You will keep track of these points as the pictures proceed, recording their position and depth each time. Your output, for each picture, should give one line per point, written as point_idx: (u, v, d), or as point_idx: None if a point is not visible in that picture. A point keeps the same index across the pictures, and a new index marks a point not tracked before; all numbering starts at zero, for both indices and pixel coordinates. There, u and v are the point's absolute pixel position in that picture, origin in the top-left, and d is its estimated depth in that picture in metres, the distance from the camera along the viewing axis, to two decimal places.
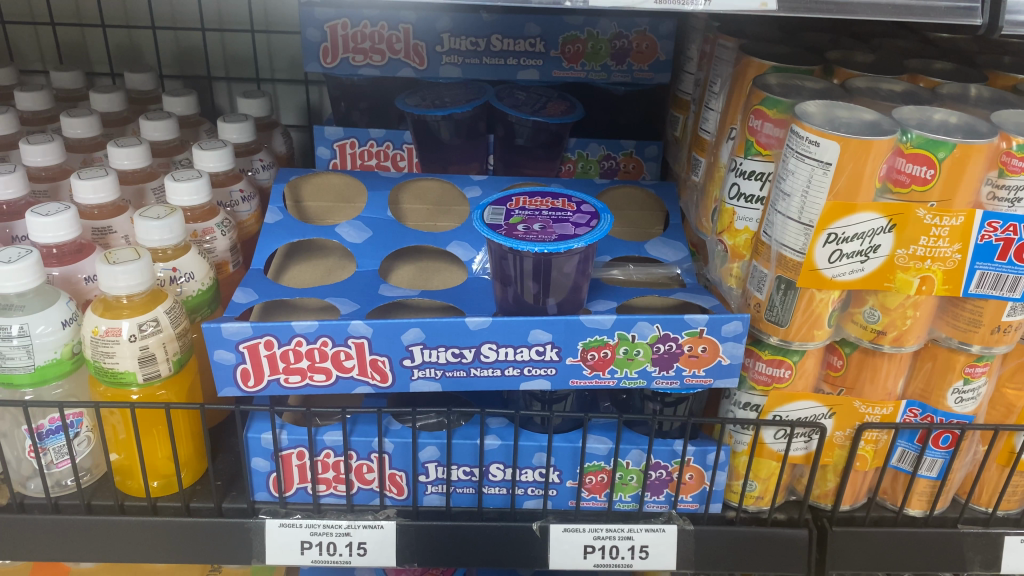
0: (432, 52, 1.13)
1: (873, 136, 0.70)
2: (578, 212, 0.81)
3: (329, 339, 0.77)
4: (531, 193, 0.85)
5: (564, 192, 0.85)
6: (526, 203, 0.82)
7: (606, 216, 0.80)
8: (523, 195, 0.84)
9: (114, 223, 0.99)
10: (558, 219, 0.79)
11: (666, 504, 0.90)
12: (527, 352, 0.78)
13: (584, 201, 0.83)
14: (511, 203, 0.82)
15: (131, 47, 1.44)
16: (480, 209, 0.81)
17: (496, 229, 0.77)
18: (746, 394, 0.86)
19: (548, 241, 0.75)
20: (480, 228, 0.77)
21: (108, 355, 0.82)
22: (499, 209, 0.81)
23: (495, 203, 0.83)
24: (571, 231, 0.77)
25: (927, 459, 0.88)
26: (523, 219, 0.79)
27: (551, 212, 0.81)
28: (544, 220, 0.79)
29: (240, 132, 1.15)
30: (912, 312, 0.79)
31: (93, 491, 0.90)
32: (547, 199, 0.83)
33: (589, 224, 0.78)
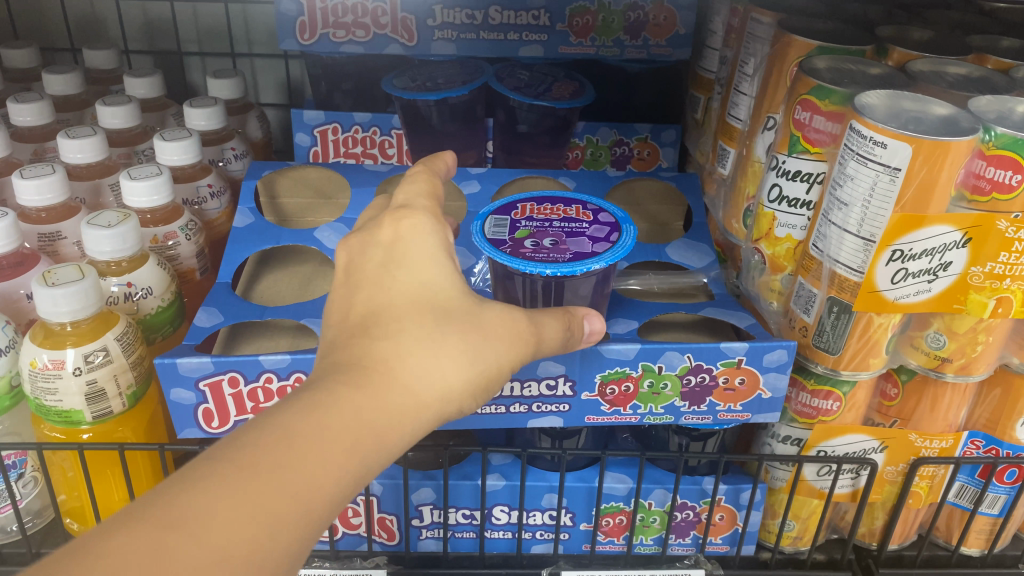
0: (423, 26, 1.00)
1: (951, 136, 0.58)
2: (595, 223, 0.69)
3: (304, 374, 0.66)
4: (541, 199, 0.73)
5: (579, 198, 0.73)
6: (534, 211, 0.71)
7: (629, 229, 0.68)
8: (532, 201, 0.73)
9: (63, 227, 0.87)
10: (572, 232, 0.68)
11: (692, 546, 0.80)
12: (537, 386, 0.67)
13: (602, 208, 0.72)
14: (517, 211, 0.71)
15: (94, 19, 1.30)
16: (481, 219, 0.69)
17: (499, 245, 0.65)
18: (786, 426, 0.76)
19: (562, 261, 0.63)
20: (480, 243, 0.65)
21: (50, 391, 0.70)
22: (502, 220, 0.70)
23: (497, 211, 0.71)
24: (588, 248, 0.65)
25: (989, 494, 0.78)
26: (531, 233, 0.67)
27: (564, 224, 0.69)
28: (555, 233, 0.67)
29: (209, 118, 1.02)
30: (983, 337, 0.67)
31: (42, 537, 0.79)
32: (559, 208, 0.72)
33: (609, 239, 0.67)
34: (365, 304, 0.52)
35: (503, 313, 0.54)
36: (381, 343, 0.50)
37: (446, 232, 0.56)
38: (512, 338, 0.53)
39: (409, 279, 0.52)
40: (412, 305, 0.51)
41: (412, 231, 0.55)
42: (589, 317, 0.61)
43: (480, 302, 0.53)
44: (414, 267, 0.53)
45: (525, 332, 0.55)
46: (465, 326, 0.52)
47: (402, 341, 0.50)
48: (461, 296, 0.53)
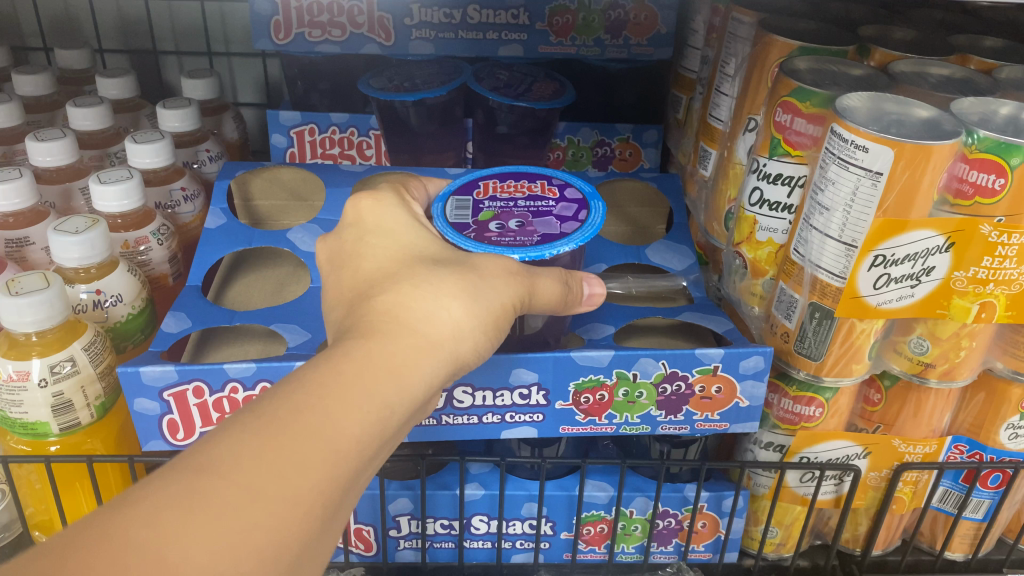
0: (400, 25, 0.98)
1: (933, 140, 0.57)
2: (562, 203, 0.68)
3: (268, 384, 0.64)
4: (503, 179, 0.72)
5: (543, 176, 0.72)
6: (497, 191, 0.70)
7: (598, 208, 0.68)
8: (494, 182, 0.71)
9: (31, 232, 0.85)
10: (538, 212, 0.67)
11: (675, 554, 0.79)
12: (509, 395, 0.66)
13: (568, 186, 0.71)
14: (479, 192, 0.69)
15: (68, 19, 1.28)
16: (441, 201, 0.68)
17: (462, 231, 0.63)
18: (769, 432, 0.75)
19: (530, 244, 0.62)
20: (444, 230, 0.63)
21: (15, 403, 0.69)
22: (464, 201, 0.68)
23: (459, 191, 0.69)
24: (556, 231, 0.64)
25: (973, 499, 0.77)
26: (495, 215, 0.66)
27: (528, 205, 0.68)
28: (521, 214, 0.66)
29: (182, 120, 1.00)
30: (967, 342, 0.66)
31: (10, 552, 0.77)
32: (522, 188, 0.71)
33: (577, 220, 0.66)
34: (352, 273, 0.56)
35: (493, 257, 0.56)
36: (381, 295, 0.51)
37: (409, 209, 0.61)
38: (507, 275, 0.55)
39: (389, 243, 0.57)
40: (399, 265, 0.54)
41: (373, 207, 0.60)
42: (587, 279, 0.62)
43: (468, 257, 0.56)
44: (384, 238, 0.57)
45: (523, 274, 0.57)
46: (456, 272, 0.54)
47: (395, 287, 0.52)
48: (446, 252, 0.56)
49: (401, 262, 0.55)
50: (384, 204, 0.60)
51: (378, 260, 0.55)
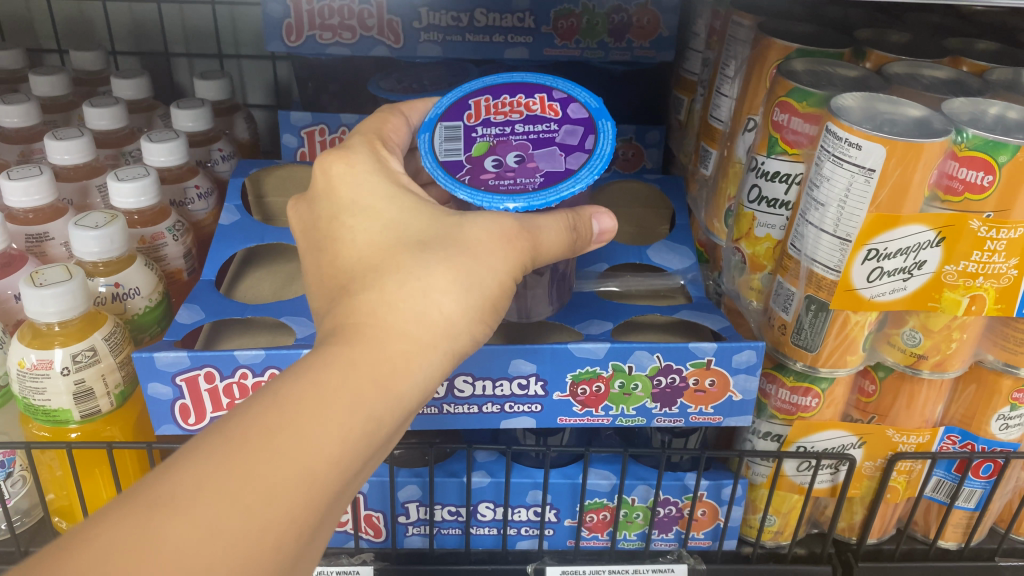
0: (409, 28, 1.00)
1: (924, 138, 0.59)
2: (563, 127, 0.69)
3: (278, 370, 0.67)
4: (496, 92, 0.72)
5: (540, 86, 0.72)
6: (493, 113, 0.70)
7: (605, 129, 0.69)
8: (486, 98, 0.71)
9: (50, 228, 0.87)
10: (537, 141, 0.68)
11: (675, 541, 0.81)
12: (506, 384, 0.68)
13: (570, 99, 0.71)
14: (473, 116, 0.70)
15: (81, 22, 1.30)
16: (429, 130, 0.69)
17: (455, 174, 0.66)
18: (766, 423, 0.77)
19: (534, 186, 0.64)
20: (439, 176, 0.66)
21: (38, 391, 0.71)
22: (454, 127, 0.70)
23: (451, 118, 0.70)
24: (561, 167, 0.66)
25: (965, 489, 0.79)
26: (491, 146, 0.68)
27: (526, 127, 0.69)
28: (520, 145, 0.67)
29: (196, 120, 1.02)
30: (958, 334, 0.69)
31: (30, 536, 0.80)
32: (517, 104, 0.71)
33: (584, 149, 0.67)
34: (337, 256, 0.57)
35: (488, 218, 0.58)
36: (366, 293, 0.53)
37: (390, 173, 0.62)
38: (501, 244, 0.57)
39: (369, 216, 0.58)
40: (381, 247, 0.56)
41: (346, 173, 0.61)
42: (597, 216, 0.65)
43: (459, 222, 0.57)
44: (362, 212, 0.58)
45: (522, 241, 0.58)
46: (447, 247, 0.55)
47: (383, 278, 0.53)
48: (433, 219, 0.57)
49: (386, 242, 0.56)
50: (357, 168, 0.61)
51: (361, 243, 0.57)
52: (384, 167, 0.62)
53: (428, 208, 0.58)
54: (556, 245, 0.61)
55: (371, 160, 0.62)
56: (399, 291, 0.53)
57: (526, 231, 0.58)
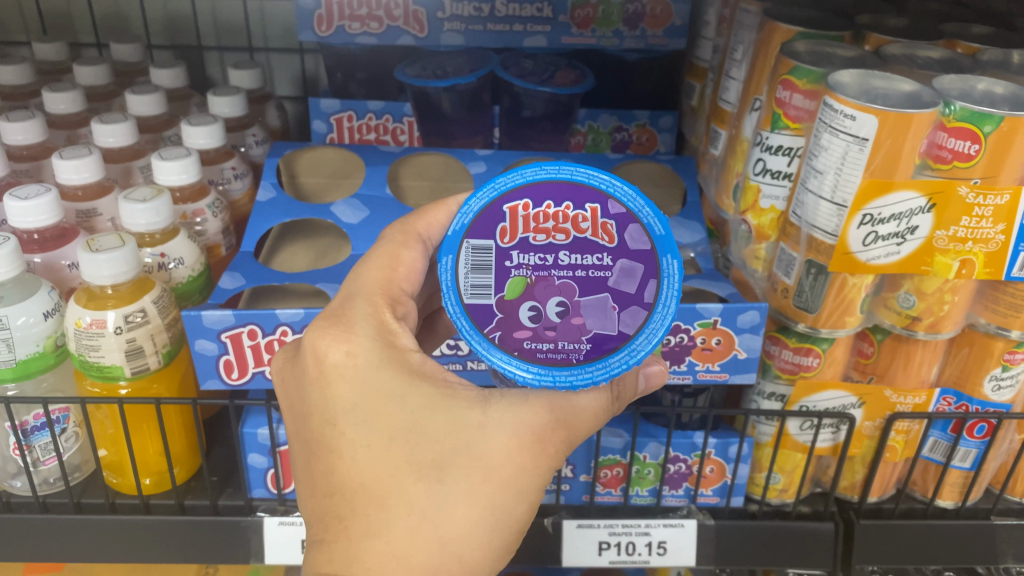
0: (433, 18, 1.05)
1: (913, 108, 0.64)
2: (619, 263, 0.60)
3: None
4: (537, 195, 0.60)
5: (593, 192, 0.60)
6: (533, 228, 0.60)
7: (669, 271, 0.60)
8: (525, 204, 0.60)
9: (98, 205, 0.94)
10: (585, 281, 0.60)
11: (685, 498, 0.86)
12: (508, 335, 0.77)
13: (628, 217, 0.60)
14: (507, 232, 0.60)
15: (118, 16, 1.36)
16: (452, 251, 0.60)
17: (484, 326, 0.60)
18: (771, 383, 0.82)
19: (579, 357, 0.59)
20: (464, 331, 0.59)
21: (93, 348, 0.77)
22: (484, 249, 0.60)
23: (479, 229, 0.60)
24: (613, 327, 0.59)
25: (961, 449, 0.84)
26: (528, 286, 0.60)
27: (572, 258, 0.60)
28: (563, 288, 0.60)
29: (232, 106, 1.08)
30: (950, 297, 0.73)
31: (82, 489, 0.86)
32: (562, 216, 0.60)
33: (641, 300, 0.60)
34: (334, 472, 0.51)
35: (513, 412, 0.53)
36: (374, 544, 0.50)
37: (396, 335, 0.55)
38: (526, 454, 0.53)
39: (372, 428, 0.51)
40: (389, 470, 0.51)
41: (343, 365, 0.52)
42: (642, 371, 0.62)
43: (481, 422, 0.52)
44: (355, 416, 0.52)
45: (553, 435, 0.54)
46: (461, 468, 0.51)
47: (392, 517, 0.50)
48: (454, 429, 0.51)
49: (393, 465, 0.51)
50: (358, 359, 0.53)
51: (361, 466, 0.51)
52: (390, 351, 0.53)
53: (444, 404, 0.52)
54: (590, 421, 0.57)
55: (374, 342, 0.54)
56: (408, 538, 0.50)
57: (557, 424, 0.54)
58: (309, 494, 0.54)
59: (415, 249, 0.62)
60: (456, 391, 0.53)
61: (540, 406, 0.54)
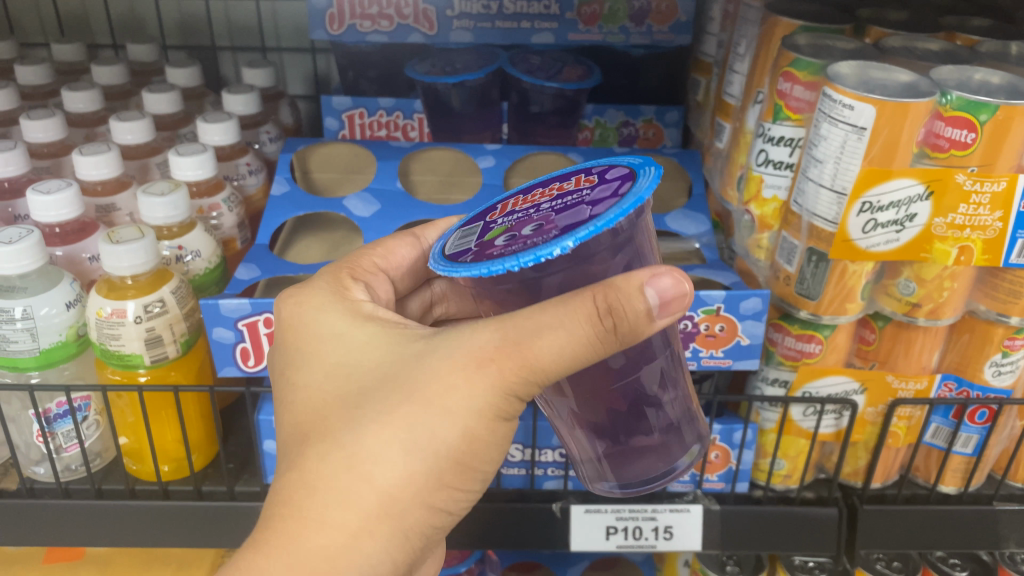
0: (442, 16, 1.07)
1: (910, 98, 0.65)
2: (600, 184, 0.53)
3: None
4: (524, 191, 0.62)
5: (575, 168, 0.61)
6: (520, 205, 0.58)
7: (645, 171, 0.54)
8: (516, 198, 0.60)
9: (117, 200, 0.96)
10: (565, 205, 0.52)
11: (691, 483, 0.88)
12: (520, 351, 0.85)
13: (611, 167, 0.57)
14: (496, 213, 0.58)
15: (133, 19, 1.39)
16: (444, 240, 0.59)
17: (458, 259, 0.52)
18: (773, 369, 0.85)
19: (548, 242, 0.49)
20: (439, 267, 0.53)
21: (114, 337, 0.79)
22: (471, 230, 0.58)
23: (473, 223, 0.59)
24: (585, 213, 0.50)
25: (962, 434, 0.85)
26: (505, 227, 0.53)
27: (554, 201, 0.54)
28: (540, 216, 0.53)
29: (246, 104, 1.10)
30: (949, 283, 0.75)
31: (103, 476, 0.88)
32: (552, 190, 0.58)
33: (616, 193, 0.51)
34: (285, 418, 0.56)
35: (461, 338, 0.51)
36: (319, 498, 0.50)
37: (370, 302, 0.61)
38: (464, 374, 0.50)
39: (323, 374, 0.55)
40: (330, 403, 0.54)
41: (310, 314, 0.60)
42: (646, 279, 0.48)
43: (421, 350, 0.53)
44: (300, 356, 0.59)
45: (503, 363, 0.50)
46: (387, 393, 0.52)
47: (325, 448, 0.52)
48: (398, 369, 0.52)
49: (332, 402, 0.54)
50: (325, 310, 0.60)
51: (302, 407, 0.55)
52: (350, 310, 0.60)
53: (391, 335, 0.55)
54: (567, 357, 0.49)
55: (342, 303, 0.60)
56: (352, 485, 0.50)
57: (508, 345, 0.50)
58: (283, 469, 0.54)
59: (410, 242, 0.72)
60: (405, 333, 0.55)
61: (489, 328, 0.50)
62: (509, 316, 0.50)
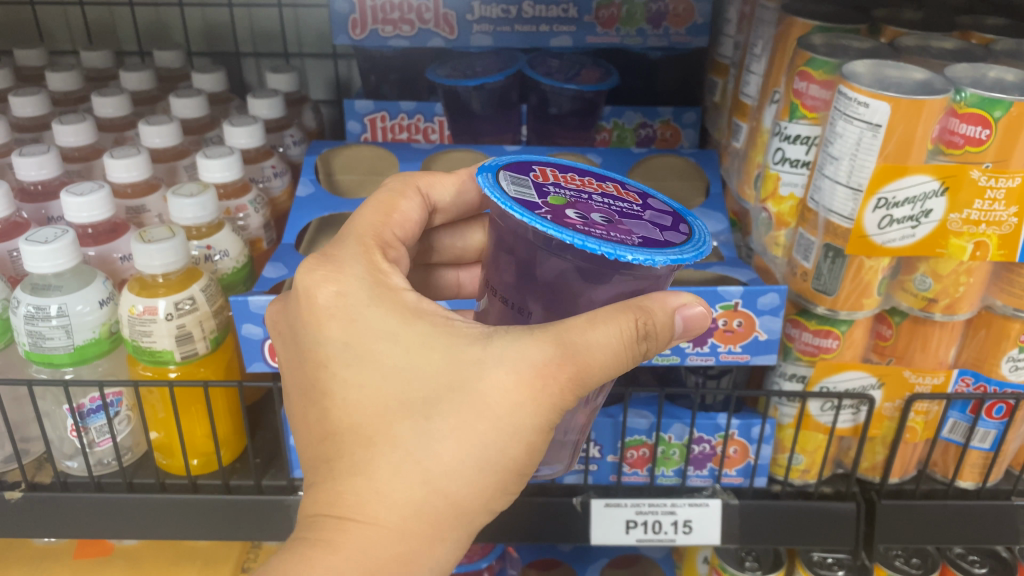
0: (463, 20, 1.09)
1: (925, 95, 0.66)
2: (650, 210, 0.59)
3: None
4: (561, 169, 0.63)
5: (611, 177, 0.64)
6: (561, 180, 0.60)
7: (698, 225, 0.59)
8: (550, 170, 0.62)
9: (147, 202, 0.99)
10: (623, 211, 0.57)
11: (710, 478, 0.90)
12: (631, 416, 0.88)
13: (647, 195, 0.62)
14: (536, 177, 0.59)
15: (159, 26, 1.41)
16: (489, 173, 0.57)
17: (532, 209, 0.52)
18: (791, 365, 0.86)
19: (631, 243, 0.52)
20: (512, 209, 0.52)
21: (145, 334, 0.81)
22: (520, 179, 0.58)
23: (509, 169, 0.59)
24: (659, 238, 0.54)
25: (980, 430, 0.86)
26: (567, 202, 0.55)
27: (606, 201, 0.58)
28: (605, 211, 0.56)
29: (271, 108, 1.13)
30: (965, 279, 0.76)
31: (134, 469, 0.91)
32: (586, 182, 0.62)
33: (678, 230, 0.57)
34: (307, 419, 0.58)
35: (515, 346, 0.52)
36: (355, 477, 0.52)
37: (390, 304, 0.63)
38: (525, 389, 0.52)
39: (367, 368, 0.53)
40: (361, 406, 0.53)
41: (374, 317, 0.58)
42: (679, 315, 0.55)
43: (480, 357, 0.52)
44: (361, 364, 0.53)
45: (561, 371, 0.52)
46: (453, 404, 0.52)
47: (377, 454, 0.52)
48: (447, 358, 0.52)
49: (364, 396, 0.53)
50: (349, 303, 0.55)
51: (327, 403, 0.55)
52: (380, 289, 0.56)
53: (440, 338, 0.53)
54: (604, 359, 0.52)
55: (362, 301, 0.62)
56: (390, 478, 0.51)
57: (565, 358, 0.51)
58: (308, 443, 0.55)
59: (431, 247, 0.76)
60: (456, 327, 0.54)
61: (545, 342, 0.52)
62: (563, 332, 0.52)
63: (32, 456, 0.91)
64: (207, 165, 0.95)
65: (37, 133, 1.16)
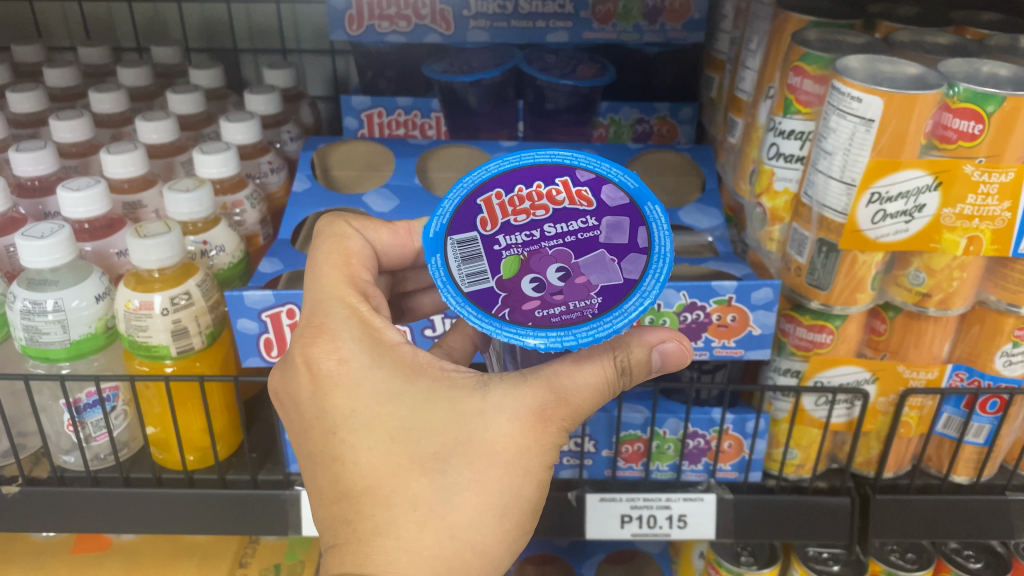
0: (459, 16, 1.09)
1: (918, 90, 0.67)
2: (604, 221, 0.61)
3: None
4: (507, 182, 0.63)
5: (559, 169, 0.64)
6: (513, 215, 0.62)
7: (653, 217, 0.61)
8: (498, 194, 0.63)
9: (143, 198, 0.99)
10: (579, 244, 0.60)
11: (704, 473, 0.91)
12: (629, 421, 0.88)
13: (600, 181, 0.63)
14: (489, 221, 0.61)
15: (158, 22, 1.41)
16: (439, 250, 0.60)
17: (490, 307, 0.58)
18: (786, 359, 0.86)
19: (592, 310, 0.57)
20: (470, 315, 0.57)
21: (141, 328, 0.81)
22: (468, 241, 0.61)
23: (462, 222, 0.62)
24: (618, 278, 0.59)
25: (974, 424, 0.86)
26: (524, 264, 0.59)
27: (558, 227, 0.61)
28: (560, 258, 0.59)
29: (268, 104, 1.13)
30: (958, 274, 0.76)
31: (131, 464, 0.91)
32: (537, 195, 0.62)
33: (636, 247, 0.60)
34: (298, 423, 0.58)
35: (512, 395, 0.53)
36: (381, 540, 0.51)
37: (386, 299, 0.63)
38: (528, 434, 0.53)
39: (373, 433, 0.52)
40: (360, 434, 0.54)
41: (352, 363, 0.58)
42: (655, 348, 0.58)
43: (481, 408, 0.53)
44: (363, 423, 0.53)
45: (556, 414, 0.54)
46: (465, 457, 0.52)
47: (398, 514, 0.51)
48: (449, 413, 0.53)
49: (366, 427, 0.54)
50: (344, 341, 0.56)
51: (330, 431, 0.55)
52: (387, 339, 0.56)
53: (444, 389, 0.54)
54: (590, 398, 0.55)
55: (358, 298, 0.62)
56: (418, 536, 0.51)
57: (560, 402, 0.54)
58: (323, 506, 0.55)
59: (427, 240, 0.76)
60: (454, 379, 0.54)
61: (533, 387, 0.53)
62: (550, 375, 0.54)
63: (29, 450, 0.92)
64: (205, 161, 0.95)
65: (35, 128, 1.16)
